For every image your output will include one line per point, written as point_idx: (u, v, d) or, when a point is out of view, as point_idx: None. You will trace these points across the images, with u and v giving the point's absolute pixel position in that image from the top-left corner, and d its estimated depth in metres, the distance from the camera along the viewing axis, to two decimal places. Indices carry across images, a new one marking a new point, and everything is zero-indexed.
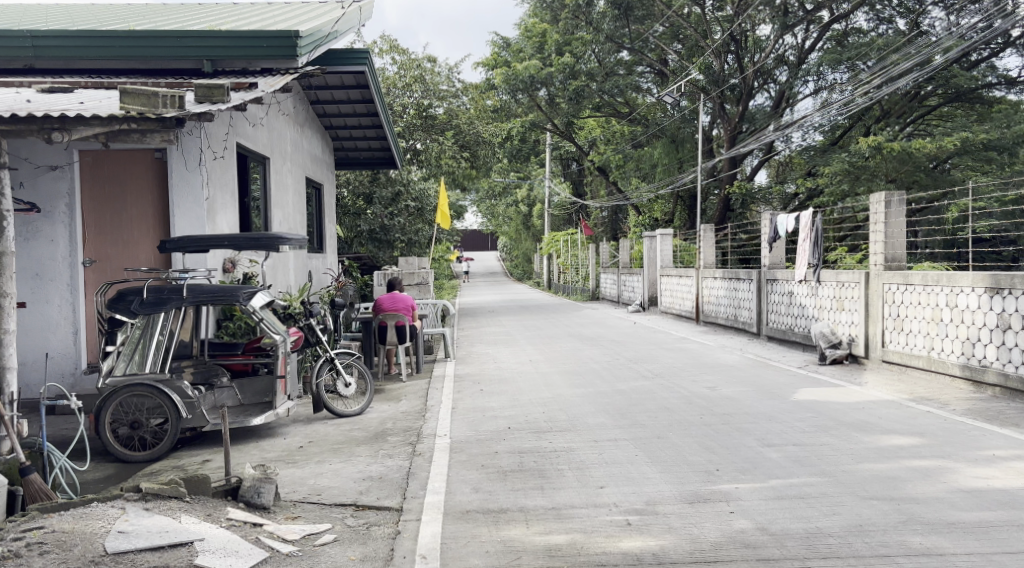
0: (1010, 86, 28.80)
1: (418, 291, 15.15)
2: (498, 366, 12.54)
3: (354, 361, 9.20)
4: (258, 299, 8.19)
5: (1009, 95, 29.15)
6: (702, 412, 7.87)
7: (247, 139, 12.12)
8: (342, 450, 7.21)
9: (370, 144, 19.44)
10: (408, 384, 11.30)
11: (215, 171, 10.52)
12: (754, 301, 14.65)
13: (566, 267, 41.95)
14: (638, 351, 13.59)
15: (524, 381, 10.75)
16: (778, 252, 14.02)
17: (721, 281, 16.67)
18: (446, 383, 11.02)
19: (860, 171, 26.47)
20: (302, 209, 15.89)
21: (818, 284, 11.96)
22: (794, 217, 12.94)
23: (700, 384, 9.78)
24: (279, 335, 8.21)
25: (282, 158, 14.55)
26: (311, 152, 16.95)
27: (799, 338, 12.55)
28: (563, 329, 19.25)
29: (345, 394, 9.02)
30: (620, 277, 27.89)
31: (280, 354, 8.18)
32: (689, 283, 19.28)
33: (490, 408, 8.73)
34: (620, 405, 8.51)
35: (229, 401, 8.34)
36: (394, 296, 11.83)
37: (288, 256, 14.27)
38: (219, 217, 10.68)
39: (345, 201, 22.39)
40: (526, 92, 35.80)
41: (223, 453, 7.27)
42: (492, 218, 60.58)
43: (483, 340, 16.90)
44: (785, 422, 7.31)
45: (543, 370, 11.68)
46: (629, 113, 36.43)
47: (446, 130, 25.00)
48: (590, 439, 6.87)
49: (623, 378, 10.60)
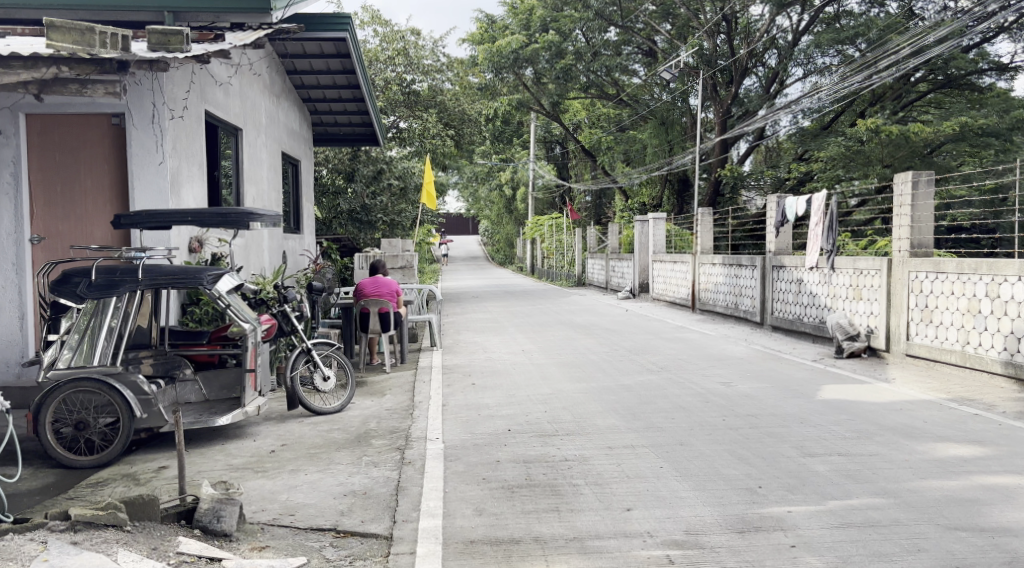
0: (1002, 73, 28.31)
1: (402, 275, 14.22)
2: (488, 357, 11.68)
3: (333, 353, 8.31)
4: (225, 283, 7.24)
5: (1001, 83, 28.66)
6: (723, 414, 7.06)
7: (216, 106, 11.11)
8: (320, 456, 6.31)
9: (351, 119, 18.41)
10: (392, 376, 10.42)
11: (178, 138, 9.51)
12: (757, 288, 13.90)
13: (551, 252, 41.11)
14: (636, 341, 12.79)
15: (519, 374, 9.91)
16: (784, 238, 13.28)
17: (720, 268, 15.92)
18: (434, 375, 10.15)
19: (855, 155, 25.88)
20: (278, 186, 14.88)
21: (831, 272, 11.21)
22: (804, 200, 12.18)
23: (712, 379, 8.97)
24: (248, 323, 7.25)
25: (256, 129, 13.52)
26: (288, 126, 15.90)
27: (809, 329, 11.81)
28: (552, 316, 18.44)
29: (323, 389, 8.12)
30: (608, 262, 27.11)
31: (250, 347, 7.23)
32: (683, 270, 18.55)
33: (486, 406, 7.86)
34: (630, 403, 7.67)
35: (193, 396, 7.55)
36: (377, 280, 10.93)
37: (262, 235, 13.29)
38: (185, 190, 9.70)
39: (325, 180, 21.32)
40: (512, 71, 34.82)
41: (181, 459, 6.34)
42: (473, 201, 59.58)
43: (470, 327, 16.04)
44: (819, 425, 6.51)
45: (538, 362, 10.84)
46: (617, 94, 35.61)
47: (430, 108, 24.05)
48: (604, 447, 6.03)
49: (625, 372, 9.77)
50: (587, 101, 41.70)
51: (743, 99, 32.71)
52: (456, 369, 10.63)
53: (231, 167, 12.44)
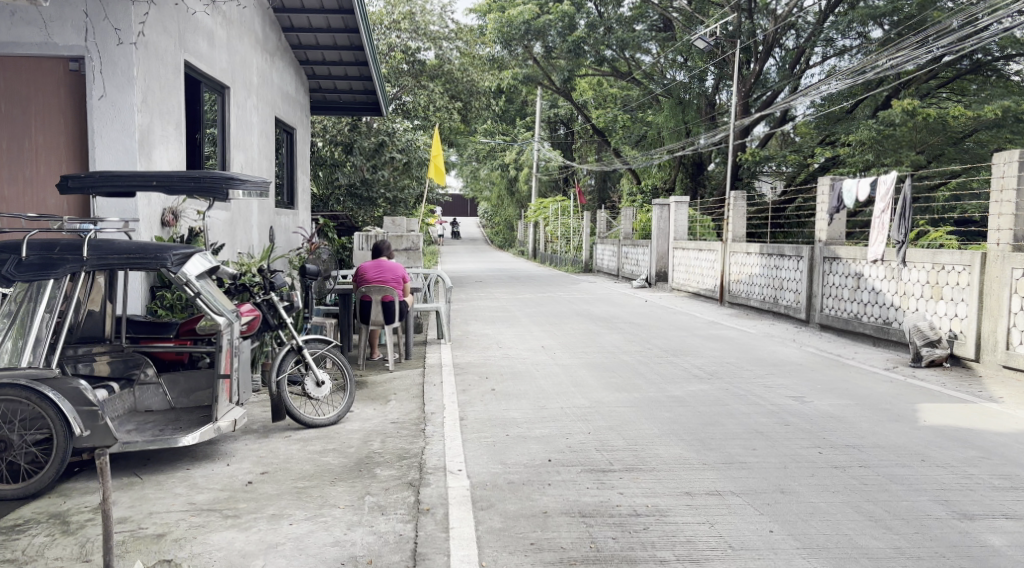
0: None
1: (407, 258, 12.75)
2: (504, 354, 10.25)
3: (329, 352, 6.90)
4: (197, 265, 5.78)
5: None
6: (817, 445, 5.63)
7: (198, 56, 9.60)
8: (310, 494, 4.87)
9: (352, 86, 16.83)
10: (397, 376, 8.99)
11: (149, 90, 8.01)
12: (803, 282, 12.49)
13: (555, 236, 39.55)
14: (671, 339, 11.35)
15: (547, 379, 8.48)
16: (837, 226, 11.85)
17: (755, 258, 14.51)
18: (446, 376, 8.72)
19: (886, 140, 24.36)
20: (269, 155, 13.36)
21: (902, 266, 9.78)
22: (868, 183, 10.72)
23: (780, 393, 7.54)
24: (223, 316, 5.72)
25: (246, 89, 12.03)
26: (282, 89, 14.34)
27: (870, 331, 10.42)
28: (566, 305, 17.03)
29: (317, 396, 6.73)
30: (621, 248, 25.62)
31: (226, 345, 5.72)
32: (708, 259, 17.15)
33: (515, 423, 6.42)
34: (693, 426, 6.25)
35: (155, 403, 6.15)
36: (380, 264, 9.55)
37: (249, 208, 11.86)
38: (157, 153, 8.20)
39: (322, 152, 19.73)
40: (522, 45, 33.19)
41: (130, 492, 4.88)
42: (473, 182, 57.86)
43: (479, 317, 14.57)
44: (951, 464, 5.09)
45: (565, 364, 9.40)
46: (630, 72, 34.04)
47: (436, 77, 22.55)
48: (683, 494, 4.60)
49: (672, 379, 8.32)
50: (595, 80, 40.16)
51: (763, 81, 31.21)
52: (470, 368, 9.19)
53: (216, 130, 10.96)
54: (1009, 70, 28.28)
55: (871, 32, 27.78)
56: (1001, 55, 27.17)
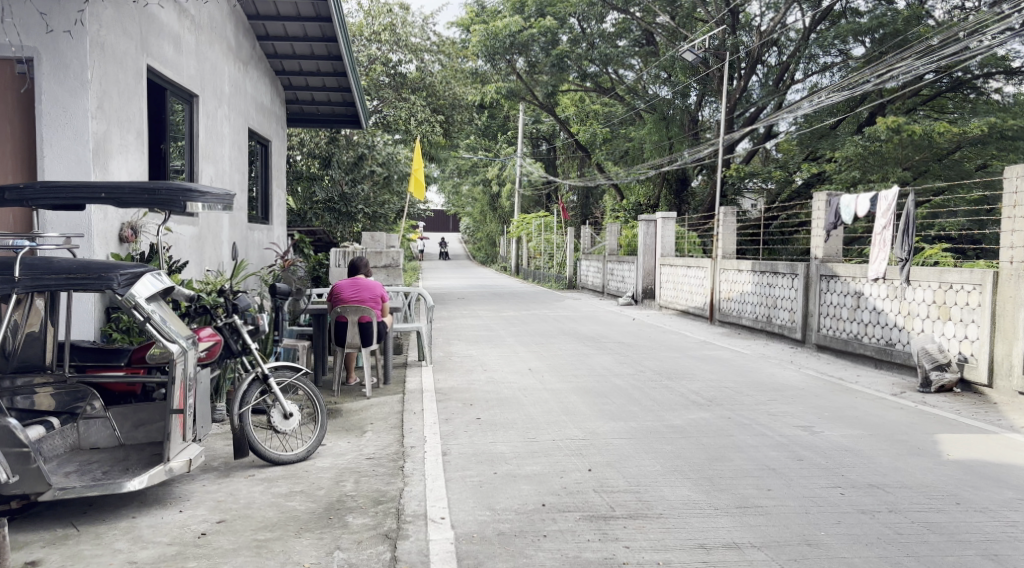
0: (1008, 76, 27.15)
1: (386, 275, 12.16)
2: (489, 377, 9.68)
3: (299, 381, 6.32)
4: (147, 286, 5.15)
5: (1008, 87, 27.47)
6: (838, 485, 5.10)
7: (162, 61, 8.99)
8: (272, 548, 4.27)
9: (331, 97, 16.25)
10: (374, 404, 8.39)
11: (104, 95, 7.40)
12: (798, 301, 12.05)
13: (538, 252, 39.05)
14: (664, 361, 10.84)
15: (535, 406, 7.92)
16: (834, 243, 11.41)
17: (746, 275, 14.07)
18: (427, 403, 8.14)
19: (873, 156, 24.11)
20: (242, 168, 12.75)
21: (905, 285, 9.32)
22: (867, 199, 10.29)
23: (787, 422, 7.02)
24: (178, 343, 5.10)
25: (217, 99, 11.43)
26: (256, 99, 13.73)
27: (871, 352, 9.95)
28: (551, 324, 16.51)
29: (285, 431, 6.15)
30: (606, 264, 25.15)
31: (180, 377, 5.08)
32: (697, 277, 16.70)
33: (504, 460, 5.85)
34: (699, 462, 5.70)
35: (101, 441, 5.53)
36: (357, 282, 8.96)
37: (220, 223, 11.26)
38: (113, 163, 7.57)
39: (300, 166, 19.14)
40: (505, 59, 32.90)
41: (63, 549, 4.25)
42: (455, 198, 57.37)
43: (461, 336, 13.99)
44: (990, 509, 4.57)
45: (555, 390, 8.85)
46: (613, 88, 33.82)
47: (418, 90, 22.04)
48: (699, 549, 4.04)
49: (669, 406, 7.79)
50: (577, 95, 39.88)
51: (747, 97, 30.97)
52: (452, 393, 8.61)
53: (184, 140, 10.33)
54: (989, 89, 28.28)
55: (853, 48, 27.71)
56: (981, 73, 27.18)
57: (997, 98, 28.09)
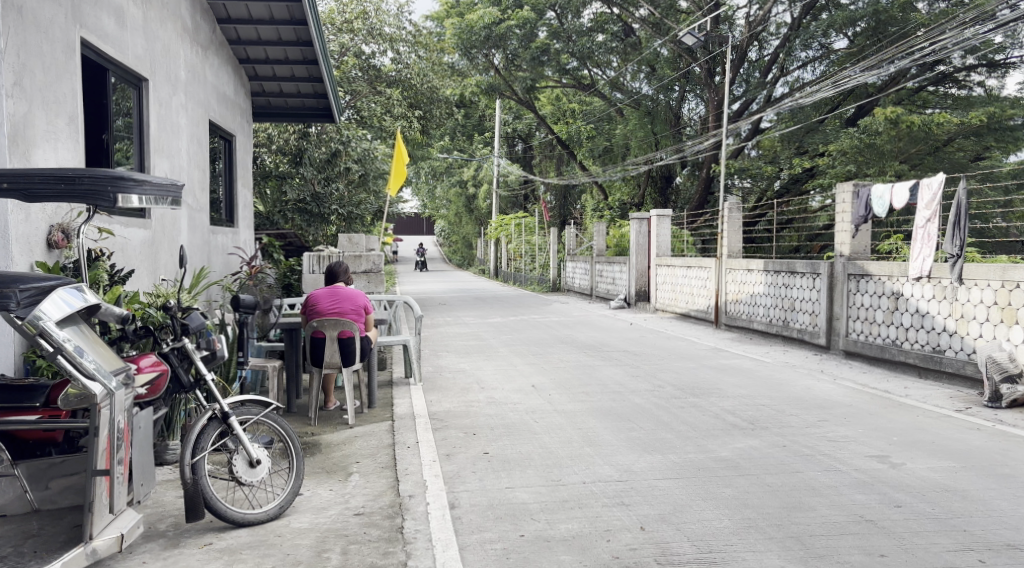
0: (992, 68, 26.59)
1: (367, 281, 10.91)
2: (490, 397, 8.49)
3: (267, 418, 5.07)
4: (61, 306, 3.88)
5: (991, 81, 26.86)
6: (968, 546, 3.97)
7: (101, 36, 7.68)
8: None
9: (301, 89, 14.88)
10: (359, 433, 7.17)
11: (25, 69, 6.10)
12: (821, 303, 11.01)
13: (518, 254, 37.88)
14: (680, 373, 9.74)
15: (550, 434, 6.75)
16: (862, 239, 10.39)
17: (757, 275, 13.03)
18: (423, 432, 6.93)
19: (867, 149, 23.28)
20: (203, 165, 11.45)
21: (957, 284, 8.29)
22: (907, 188, 9.25)
23: (855, 450, 5.93)
24: (100, 380, 3.80)
25: (172, 85, 10.11)
26: (217, 89, 12.40)
27: (914, 360, 8.91)
28: (544, 331, 15.34)
29: (251, 481, 4.89)
30: (594, 266, 24.07)
31: (105, 426, 3.79)
32: (699, 278, 15.60)
33: (529, 515, 4.67)
34: (776, 515, 4.55)
35: (8, 503, 4.27)
36: (336, 291, 7.72)
37: (174, 227, 9.95)
38: (37, 153, 6.26)
39: (269, 164, 17.77)
40: (483, 53, 31.81)
41: None
42: (431, 200, 56.05)
43: (450, 347, 12.76)
44: None
45: (568, 412, 7.67)
46: (592, 84, 32.87)
47: (394, 83, 20.79)
48: None
49: (708, 433, 6.65)
50: (554, 93, 38.80)
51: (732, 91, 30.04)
52: (450, 420, 7.41)
53: (132, 131, 9.03)
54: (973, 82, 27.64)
55: (834, 42, 26.94)
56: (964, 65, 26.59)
57: (981, 91, 27.40)
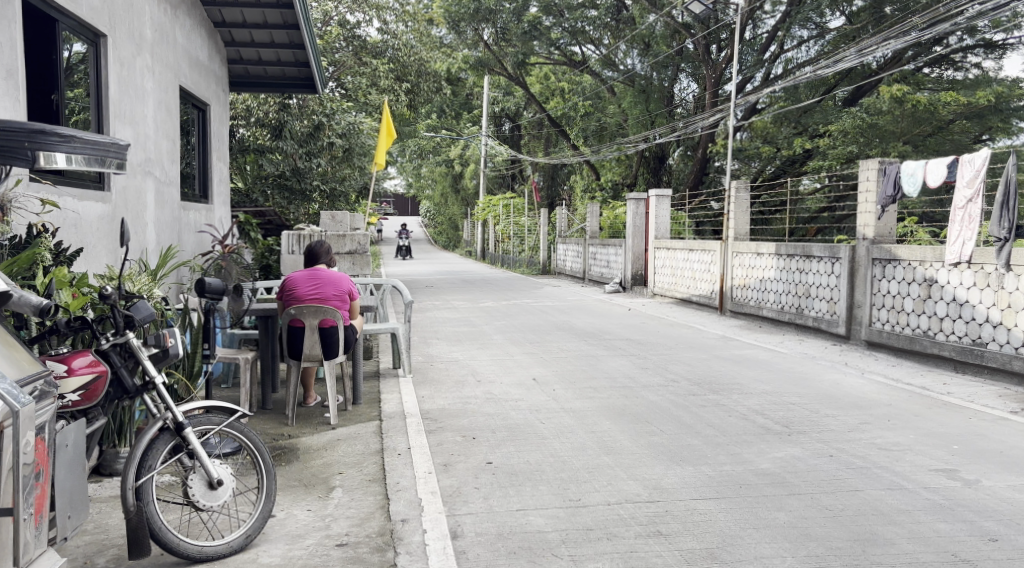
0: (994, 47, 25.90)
1: (351, 263, 10.01)
2: (487, 393, 7.67)
3: (232, 430, 4.20)
4: None
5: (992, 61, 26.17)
6: None
7: None
8: None
9: (281, 56, 13.87)
10: (341, 435, 6.32)
11: None
12: (840, 289, 10.27)
13: (506, 236, 37.07)
14: (692, 365, 8.97)
15: (560, 439, 5.94)
16: (887, 221, 9.63)
17: (766, 259, 12.27)
18: (416, 436, 6.11)
19: (870, 129, 22.64)
20: (172, 134, 10.48)
21: (1004, 271, 7.55)
22: (946, 164, 8.50)
23: (912, 460, 5.17)
24: (6, 394, 2.92)
25: (135, 44, 9.10)
26: (189, 53, 11.39)
27: (950, 353, 8.19)
28: (539, 316, 14.54)
29: (211, 505, 4.04)
30: (587, 248, 23.28)
31: (10, 454, 2.91)
32: (702, 261, 14.83)
33: (548, 548, 3.86)
34: (849, 550, 3.76)
35: None
36: (316, 274, 6.86)
37: (139, 203, 9.07)
38: None
39: (246, 138, 16.78)
40: (472, 27, 30.76)
41: None
42: (415, 180, 54.97)
43: (440, 335, 11.93)
44: None
45: (576, 411, 6.87)
46: (584, 61, 31.94)
47: (380, 54, 19.81)
48: None
49: (739, 438, 5.86)
50: (544, 70, 37.81)
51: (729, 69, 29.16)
52: (446, 421, 6.58)
53: (89, 92, 8.04)
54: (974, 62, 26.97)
55: (829, 21, 26.03)
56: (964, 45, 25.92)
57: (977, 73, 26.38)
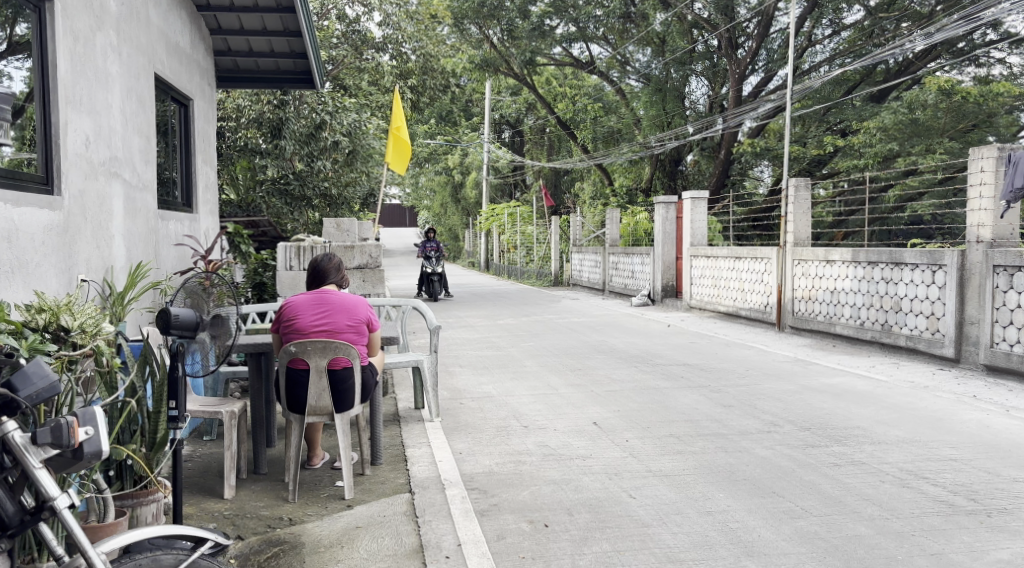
0: None
1: (361, 279, 8.31)
2: (543, 446, 5.96)
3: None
4: None
5: None
6: None
7: None
8: None
9: (275, 45, 12.17)
10: (362, 520, 4.59)
11: None
12: (945, 302, 8.59)
13: (513, 245, 35.36)
14: (784, 401, 7.27)
15: (669, 526, 4.23)
16: (1009, 220, 8.00)
17: (839, 267, 10.61)
18: (469, 524, 4.39)
19: (915, 128, 21.05)
20: (146, 130, 8.80)
21: None
22: None
23: None
24: None
25: (95, 16, 7.43)
26: (166, 36, 9.71)
27: None
28: (570, 335, 12.86)
29: None
30: (608, 256, 21.57)
31: None
32: (751, 270, 13.17)
33: None
34: None
35: None
36: (324, 299, 5.19)
37: (103, 210, 7.41)
38: None
39: (237, 140, 15.11)
40: (476, 25, 29.05)
41: None
42: (413, 189, 53.20)
43: (464, 361, 10.21)
44: None
45: (670, 475, 5.16)
46: (592, 62, 30.33)
47: (383, 50, 18.20)
48: None
49: (926, 524, 4.16)
50: (549, 72, 36.21)
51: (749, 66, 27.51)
52: (501, 495, 4.87)
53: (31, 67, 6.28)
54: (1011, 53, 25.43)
55: (847, 16, 24.24)
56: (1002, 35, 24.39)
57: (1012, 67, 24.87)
